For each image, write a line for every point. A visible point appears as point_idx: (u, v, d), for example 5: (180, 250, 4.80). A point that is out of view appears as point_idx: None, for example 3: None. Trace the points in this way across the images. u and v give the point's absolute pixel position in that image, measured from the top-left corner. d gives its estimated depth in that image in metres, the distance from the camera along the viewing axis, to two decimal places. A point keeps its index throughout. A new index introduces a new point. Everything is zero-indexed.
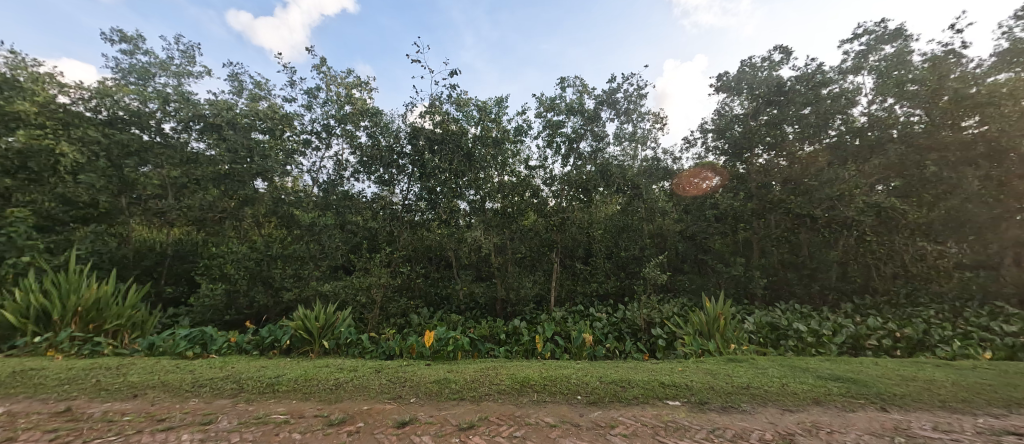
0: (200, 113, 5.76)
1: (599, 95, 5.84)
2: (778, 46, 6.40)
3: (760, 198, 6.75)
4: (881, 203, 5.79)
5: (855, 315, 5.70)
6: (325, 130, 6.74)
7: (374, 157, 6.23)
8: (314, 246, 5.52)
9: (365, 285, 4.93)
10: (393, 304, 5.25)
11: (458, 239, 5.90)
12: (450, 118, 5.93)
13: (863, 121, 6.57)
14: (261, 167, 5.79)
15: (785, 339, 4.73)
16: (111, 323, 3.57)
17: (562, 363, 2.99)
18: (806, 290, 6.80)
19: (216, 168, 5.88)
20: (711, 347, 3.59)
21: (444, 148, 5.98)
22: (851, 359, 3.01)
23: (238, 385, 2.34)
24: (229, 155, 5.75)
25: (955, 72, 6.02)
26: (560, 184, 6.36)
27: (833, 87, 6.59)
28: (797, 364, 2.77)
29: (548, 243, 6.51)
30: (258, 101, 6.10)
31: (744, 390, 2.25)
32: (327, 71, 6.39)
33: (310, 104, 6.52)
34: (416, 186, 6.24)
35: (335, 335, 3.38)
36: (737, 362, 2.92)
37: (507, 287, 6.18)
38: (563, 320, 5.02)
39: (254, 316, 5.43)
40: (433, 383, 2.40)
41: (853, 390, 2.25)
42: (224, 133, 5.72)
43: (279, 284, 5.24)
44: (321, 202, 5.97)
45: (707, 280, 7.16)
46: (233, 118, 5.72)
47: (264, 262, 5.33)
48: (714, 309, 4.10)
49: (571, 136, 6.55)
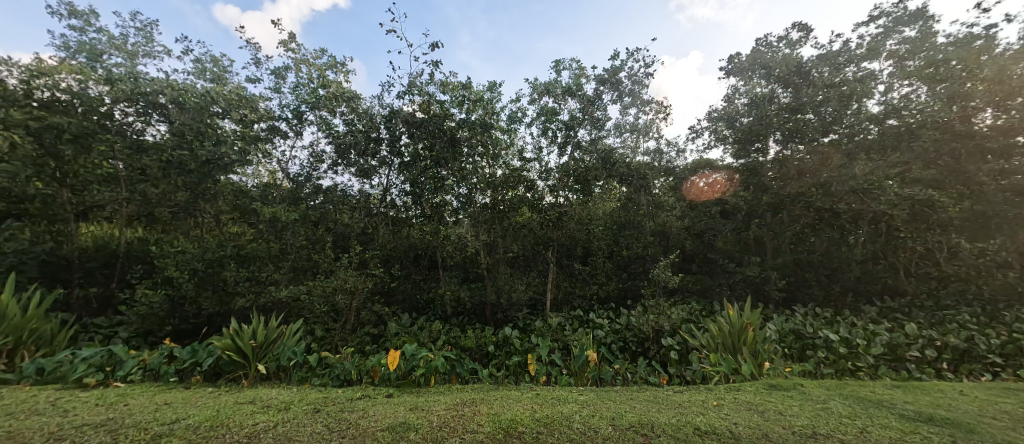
0: (141, 91, 4.85)
1: (599, 74, 5.19)
2: (796, 24, 5.85)
3: (776, 192, 6.18)
4: (915, 195, 5.19)
5: (884, 321, 5.13)
6: (297, 116, 6.06)
7: (350, 145, 5.57)
8: (275, 245, 4.79)
9: (331, 291, 4.24)
10: (367, 311, 4.61)
11: (442, 237, 5.24)
12: (433, 99, 5.29)
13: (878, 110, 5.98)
14: (211, 154, 4.96)
15: (812, 350, 4.17)
16: (4, 340, 2.89)
17: (562, 392, 2.34)
18: (825, 292, 6.23)
19: (161, 154, 5.03)
20: (742, 367, 2.95)
21: (425, 135, 5.37)
22: (921, 386, 2.41)
23: (111, 437, 1.68)
24: (175, 139, 4.94)
25: (985, 57, 5.54)
26: (557, 175, 5.67)
27: (851, 70, 6.07)
28: (862, 394, 2.16)
29: (544, 241, 5.86)
30: (220, 81, 5.41)
31: (810, 440, 1.64)
32: (295, 49, 5.71)
33: (278, 86, 5.83)
34: (398, 178, 5.67)
35: (277, 356, 2.71)
36: (783, 390, 2.30)
37: (497, 290, 5.53)
38: (560, 329, 4.41)
39: (183, 332, 4.62)
40: (385, 431, 1.74)
41: (960, 439, 1.64)
42: (170, 113, 4.90)
43: (233, 290, 4.52)
44: (288, 196, 5.39)
45: (717, 281, 6.65)
46: (182, 97, 4.92)
47: (216, 264, 4.56)
48: (740, 318, 3.47)
49: (568, 123, 5.90)
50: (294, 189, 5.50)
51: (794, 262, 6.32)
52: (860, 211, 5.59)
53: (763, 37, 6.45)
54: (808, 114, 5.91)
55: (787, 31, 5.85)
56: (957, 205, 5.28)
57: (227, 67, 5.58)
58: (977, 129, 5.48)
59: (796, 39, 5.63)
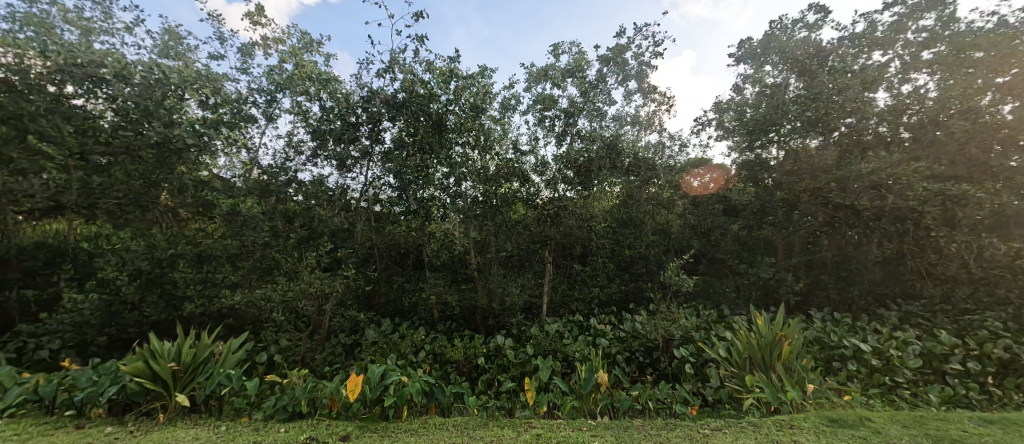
0: (75, 62, 3.78)
1: (603, 53, 4.68)
2: (813, 5, 5.41)
3: (788, 188, 5.77)
4: (947, 189, 4.74)
5: (909, 328, 4.72)
6: (267, 100, 5.46)
7: (325, 131, 4.99)
8: (232, 242, 4.16)
9: (294, 296, 3.70)
10: (340, 317, 4.07)
11: (429, 234, 4.72)
12: (417, 79, 4.70)
13: (888, 105, 5.67)
14: (161, 137, 4.09)
15: (840, 363, 3.73)
16: None
17: (575, 435, 1.84)
18: (840, 295, 5.81)
19: (97, 133, 4.04)
20: (790, 395, 2.41)
21: (406, 117, 4.80)
22: (1016, 421, 1.96)
23: None
24: (120, 118, 4.08)
25: (1013, 44, 5.16)
26: (556, 167, 5.14)
27: (866, 58, 5.70)
28: (955, 436, 1.72)
29: (540, 240, 5.35)
30: (180, 58, 4.76)
31: None
32: (263, 25, 5.13)
33: (246, 66, 5.24)
34: (380, 170, 5.11)
35: (204, 383, 2.31)
36: (850, 428, 1.85)
37: (489, 294, 5.03)
38: (559, 337, 3.91)
39: (124, 342, 3.99)
40: None
41: None
42: (116, 91, 3.98)
43: (183, 294, 3.95)
44: (255, 186, 4.75)
45: (725, 283, 6.22)
46: (126, 70, 4.04)
47: (165, 263, 3.97)
48: (773, 329, 2.98)
49: (566, 111, 5.38)
50: (262, 180, 4.82)
51: (806, 262, 5.91)
52: (884, 208, 5.15)
53: (776, 21, 6.04)
54: (831, 100, 5.40)
55: (803, 14, 5.42)
56: (998, 200, 4.76)
57: (187, 43, 4.95)
58: (1004, 119, 5.08)
59: (813, 21, 5.20)
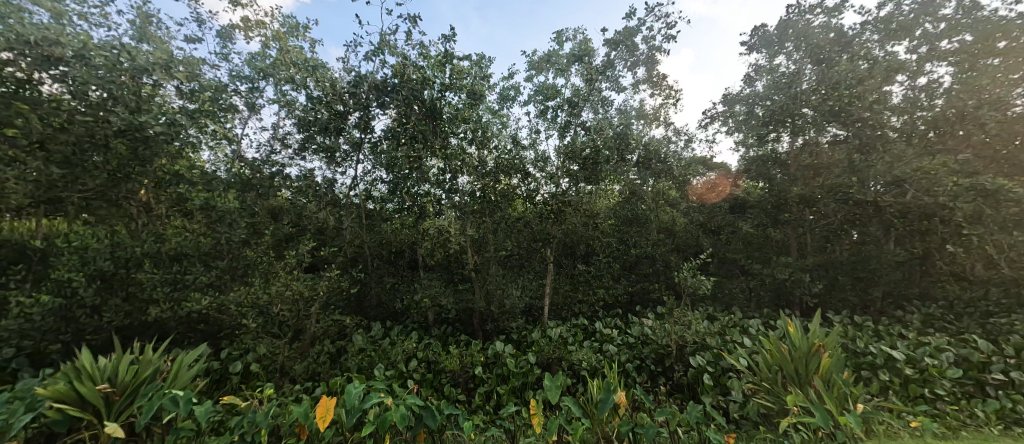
0: (29, 40, 3.23)
1: (610, 37, 4.35)
2: None
3: (804, 184, 5.46)
4: (980, 185, 4.40)
5: (935, 333, 4.42)
6: (249, 88, 5.09)
7: (310, 121, 4.63)
8: (206, 239, 3.82)
9: (270, 299, 3.35)
10: (324, 322, 3.74)
11: (423, 231, 4.40)
12: (410, 64, 4.36)
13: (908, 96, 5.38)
14: (127, 125, 3.60)
15: (871, 371, 3.41)
16: None
17: None
18: (859, 298, 5.49)
19: (52, 119, 3.34)
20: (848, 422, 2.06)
21: (398, 104, 4.46)
22: None
23: None
24: (80, 100, 3.44)
25: None
26: (560, 160, 4.79)
27: (886, 46, 5.41)
28: None
29: (542, 238, 5.02)
30: (153, 41, 4.35)
31: None
32: (245, 6, 4.76)
33: (225, 50, 4.87)
34: (370, 164, 4.79)
35: (140, 409, 2.29)
36: None
37: (487, 295, 4.69)
38: (563, 343, 3.58)
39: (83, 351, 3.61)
40: None
41: None
42: (76, 71, 3.40)
43: (150, 297, 3.61)
44: (235, 180, 4.39)
45: (736, 284, 5.91)
46: (86, 48, 3.50)
47: (131, 264, 3.64)
48: (811, 338, 2.64)
49: (570, 101, 5.06)
50: (244, 173, 4.46)
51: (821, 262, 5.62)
52: (907, 205, 4.84)
53: (792, 5, 5.72)
54: (851, 90, 5.09)
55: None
56: None
57: (162, 26, 4.58)
58: None
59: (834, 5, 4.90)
